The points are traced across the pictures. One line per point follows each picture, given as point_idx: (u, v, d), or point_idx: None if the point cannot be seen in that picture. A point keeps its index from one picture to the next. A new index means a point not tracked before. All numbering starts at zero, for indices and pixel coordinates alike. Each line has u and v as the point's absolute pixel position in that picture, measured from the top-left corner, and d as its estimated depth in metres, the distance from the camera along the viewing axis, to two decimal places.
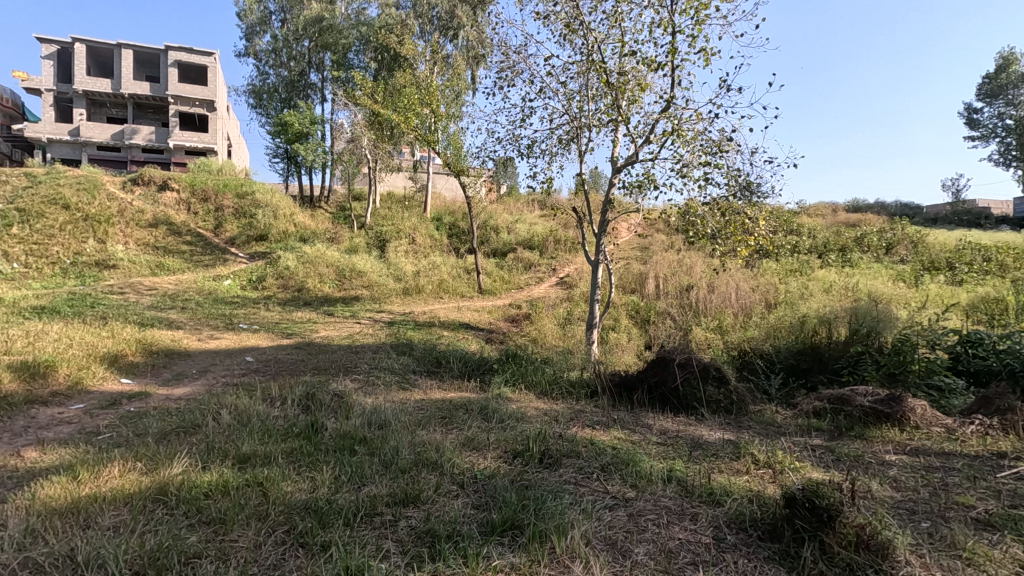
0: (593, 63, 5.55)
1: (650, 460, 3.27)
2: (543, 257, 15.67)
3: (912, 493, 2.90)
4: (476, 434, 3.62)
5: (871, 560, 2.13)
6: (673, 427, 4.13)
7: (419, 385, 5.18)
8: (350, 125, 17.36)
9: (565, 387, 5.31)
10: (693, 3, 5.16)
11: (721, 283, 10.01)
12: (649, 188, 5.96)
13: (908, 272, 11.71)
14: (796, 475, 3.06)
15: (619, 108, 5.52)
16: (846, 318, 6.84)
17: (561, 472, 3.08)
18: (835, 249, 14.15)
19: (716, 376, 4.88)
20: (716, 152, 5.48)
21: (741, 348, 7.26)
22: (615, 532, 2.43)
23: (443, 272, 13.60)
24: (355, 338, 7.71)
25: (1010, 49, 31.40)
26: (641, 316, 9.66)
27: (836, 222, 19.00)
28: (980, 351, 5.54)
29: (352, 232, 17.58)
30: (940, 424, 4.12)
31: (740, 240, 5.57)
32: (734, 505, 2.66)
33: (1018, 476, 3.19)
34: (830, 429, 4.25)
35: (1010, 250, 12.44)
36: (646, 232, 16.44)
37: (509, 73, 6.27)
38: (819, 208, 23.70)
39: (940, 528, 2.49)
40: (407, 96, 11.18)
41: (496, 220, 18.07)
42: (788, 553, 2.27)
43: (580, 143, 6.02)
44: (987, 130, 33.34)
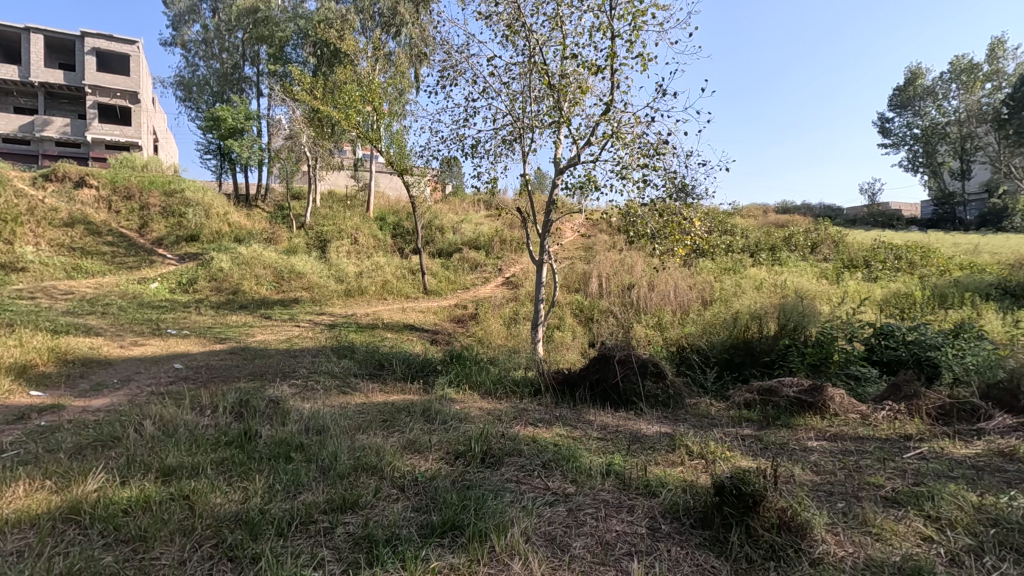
0: (535, 65, 5.60)
1: (590, 455, 3.35)
2: (488, 257, 15.67)
3: (830, 476, 3.11)
4: (418, 436, 3.58)
5: (791, 540, 2.28)
6: (613, 423, 4.25)
7: (361, 389, 5.07)
8: (288, 121, 16.82)
9: (509, 386, 5.34)
10: (631, 9, 5.29)
11: (660, 282, 10.34)
12: (591, 189, 6.07)
13: (830, 271, 12.51)
14: (726, 463, 3.21)
15: (561, 110, 5.60)
16: (774, 313, 7.23)
17: (502, 471, 3.09)
18: (765, 249, 14.92)
19: (654, 371, 5.07)
20: (654, 154, 5.65)
21: (679, 344, 7.54)
22: (555, 527, 2.47)
23: (386, 273, 13.36)
24: (294, 342, 7.44)
25: (917, 64, 34.08)
26: (585, 315, 9.86)
27: (766, 224, 20.02)
28: (891, 342, 5.99)
29: (291, 232, 16.99)
30: (855, 411, 4.45)
31: (677, 240, 5.77)
32: (669, 496, 2.76)
33: (921, 456, 3.49)
34: (758, 419, 4.48)
35: (917, 250, 13.51)
36: (589, 232, 16.79)
37: (452, 72, 6.21)
38: (751, 210, 24.91)
39: (852, 508, 2.68)
40: (348, 92, 10.90)
41: (441, 220, 17.94)
42: (717, 539, 2.38)
43: (524, 144, 6.06)
44: (897, 138, 36.11)
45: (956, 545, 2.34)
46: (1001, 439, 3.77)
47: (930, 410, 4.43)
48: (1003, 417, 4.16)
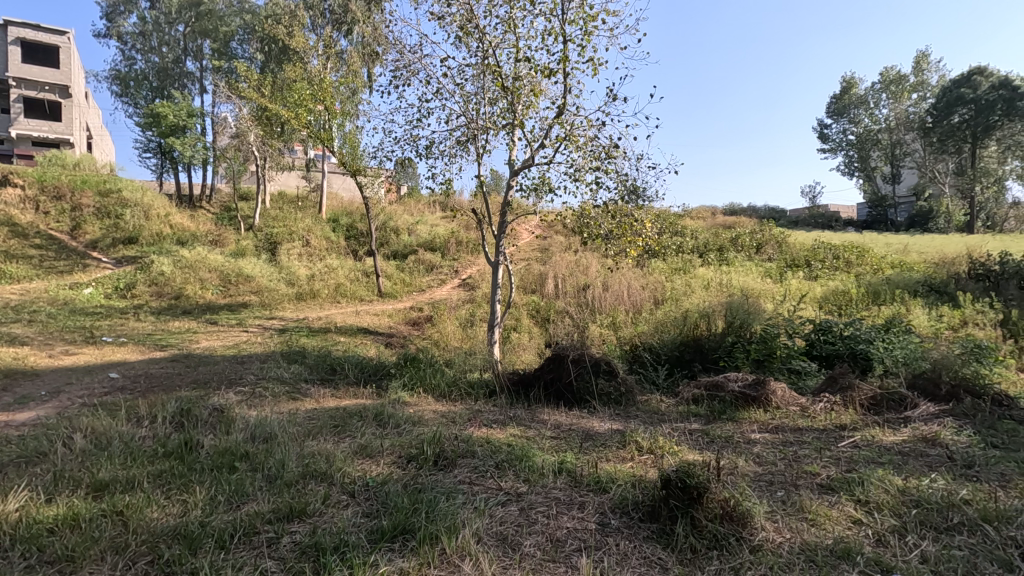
0: (488, 67, 5.60)
1: (542, 454, 3.38)
2: (444, 259, 15.56)
3: (771, 466, 3.25)
4: (370, 440, 3.52)
5: (732, 530, 2.38)
6: (567, 421, 4.30)
7: (311, 394, 4.94)
8: (235, 119, 16.30)
9: (464, 388, 5.32)
10: (582, 14, 5.37)
11: (613, 282, 10.55)
12: (545, 191, 6.11)
13: (774, 270, 13.07)
14: (674, 458, 3.31)
15: (514, 113, 5.62)
16: (722, 312, 7.49)
17: (455, 473, 3.09)
18: (714, 249, 15.45)
19: (607, 369, 5.18)
20: (606, 157, 5.76)
21: (632, 343, 7.69)
22: (506, 527, 2.48)
23: (339, 276, 13.08)
24: (241, 348, 7.18)
25: (851, 73, 35.98)
26: (541, 315, 9.93)
27: (715, 225, 20.71)
28: (829, 338, 6.29)
29: (239, 234, 16.41)
30: (795, 403, 4.66)
31: (629, 241, 5.91)
32: (619, 491, 2.82)
33: (855, 444, 3.69)
34: (706, 414, 4.63)
35: (853, 250, 14.30)
36: (545, 233, 16.97)
37: (404, 72, 6.13)
38: (700, 212, 25.75)
39: (791, 496, 2.81)
40: (297, 91, 10.59)
41: (396, 221, 17.71)
42: (663, 531, 2.45)
43: (478, 145, 6.05)
44: (834, 144, 38.09)
45: (883, 526, 2.49)
46: (925, 425, 4.03)
47: (862, 401, 4.70)
48: (927, 405, 4.45)
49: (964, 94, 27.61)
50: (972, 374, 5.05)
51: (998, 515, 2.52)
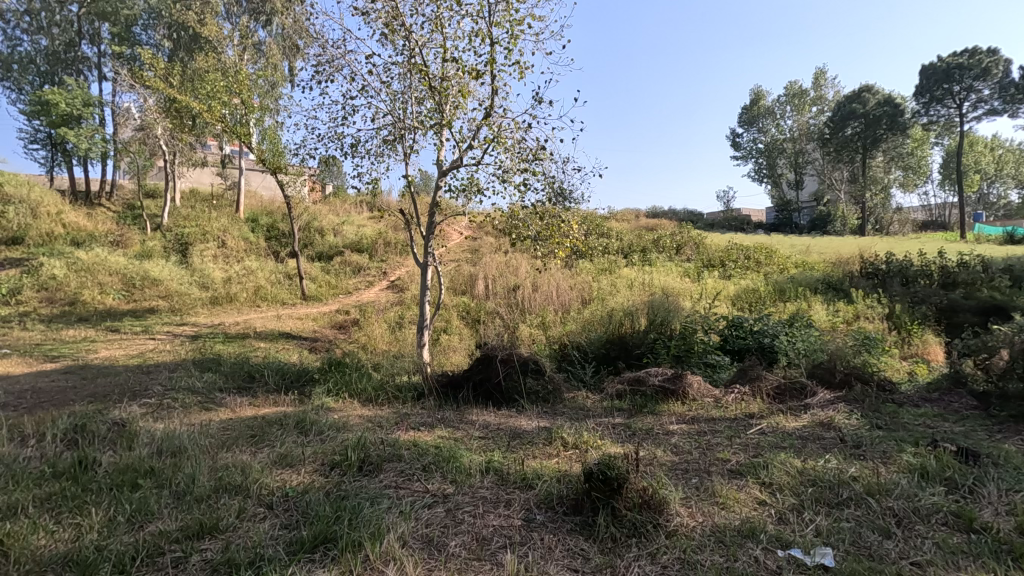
0: (415, 66, 5.53)
1: (470, 455, 3.38)
2: (372, 260, 15.17)
3: (687, 455, 3.44)
4: (291, 449, 3.37)
5: (650, 517, 2.49)
6: (495, 421, 4.33)
7: (227, 404, 4.66)
8: (140, 111, 15.09)
9: (392, 391, 5.21)
10: (509, 17, 5.42)
11: (543, 282, 10.73)
12: (474, 192, 6.11)
13: (692, 270, 13.77)
14: (597, 451, 3.43)
15: (442, 113, 5.59)
16: (644, 311, 7.81)
17: (381, 478, 3.03)
18: (638, 250, 16.06)
19: (534, 368, 5.27)
20: (533, 159, 5.84)
21: (561, 342, 7.84)
22: (432, 529, 2.47)
23: (259, 278, 12.45)
24: (147, 357, 6.66)
25: (759, 86, 38.64)
26: (471, 316, 9.93)
27: (638, 226, 21.57)
28: (741, 333, 6.72)
29: (145, 234, 15.21)
30: (710, 395, 4.96)
31: (557, 242, 6.04)
32: (544, 487, 2.88)
33: (762, 431, 3.98)
34: (629, 408, 4.82)
35: (762, 251, 15.36)
36: (475, 234, 16.95)
37: (327, 68, 5.94)
38: (625, 214, 26.67)
39: (704, 482, 2.98)
40: (210, 83, 9.95)
41: (320, 221, 17.08)
42: (586, 523, 2.53)
43: (406, 145, 5.95)
44: (746, 151, 40.77)
45: (784, 505, 2.70)
46: (821, 411, 4.41)
47: (768, 390, 5.07)
48: (824, 393, 4.86)
49: (855, 109, 30.39)
50: (861, 363, 5.59)
51: (879, 488, 2.81)
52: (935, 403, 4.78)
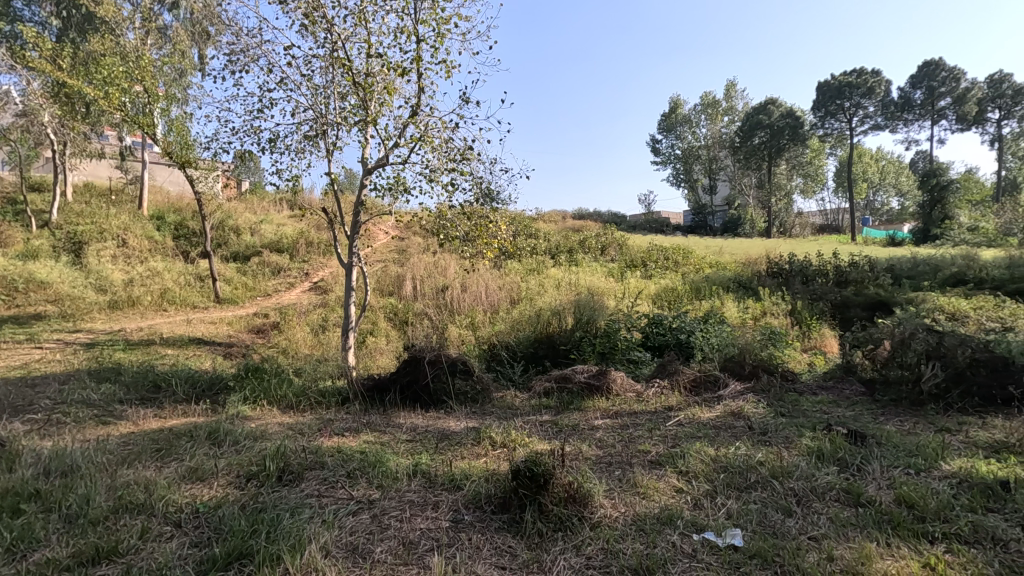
0: (338, 60, 5.35)
1: (397, 458, 3.32)
2: (293, 261, 14.51)
3: (611, 448, 3.56)
4: (202, 461, 3.16)
5: (575, 511, 2.56)
6: (423, 423, 4.28)
7: (128, 416, 4.29)
8: (22, 95, 13.58)
9: (314, 396, 5.01)
10: (435, 16, 5.37)
11: (472, 283, 10.71)
12: (400, 191, 5.99)
13: (616, 270, 14.26)
14: (525, 449, 3.48)
15: (366, 109, 5.44)
16: (571, 310, 8.00)
17: (302, 487, 2.91)
18: (565, 250, 16.41)
19: (463, 369, 5.26)
20: (461, 159, 5.82)
21: (490, 342, 7.86)
22: (357, 537, 2.40)
23: (166, 280, 11.56)
24: (32, 368, 5.99)
25: (676, 96, 40.69)
26: (399, 318, 9.74)
27: (565, 228, 22.05)
28: (661, 330, 7.05)
29: (29, 232, 13.69)
30: (632, 389, 5.17)
31: (485, 243, 6.07)
32: (472, 487, 2.88)
33: (679, 422, 4.20)
34: (556, 405, 4.93)
35: (680, 252, 16.16)
36: (402, 233, 16.63)
37: (242, 58, 5.61)
38: (552, 215, 27.14)
39: (627, 474, 3.09)
40: (106, 67, 9.11)
41: (235, 220, 16.12)
42: (513, 520, 2.56)
43: (328, 141, 5.74)
44: (665, 157, 42.78)
45: (699, 491, 2.86)
46: (732, 401, 4.72)
47: (685, 383, 5.36)
48: (735, 384, 5.21)
49: (762, 120, 32.67)
50: (767, 356, 6.03)
51: (782, 471, 3.04)
52: (830, 390, 5.24)
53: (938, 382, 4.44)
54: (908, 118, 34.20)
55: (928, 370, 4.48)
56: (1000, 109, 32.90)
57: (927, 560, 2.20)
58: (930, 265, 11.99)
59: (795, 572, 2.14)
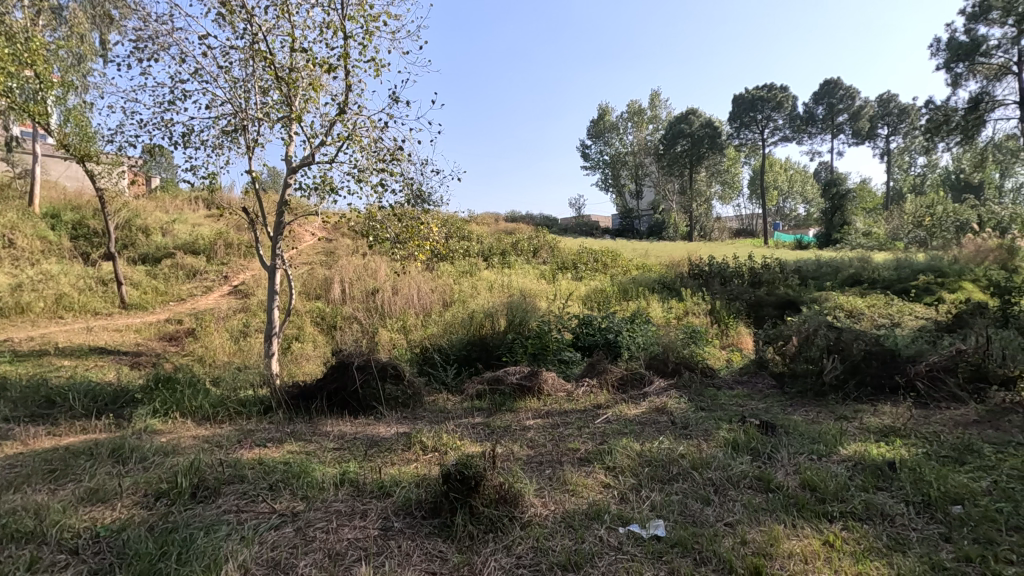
0: (259, 52, 5.10)
1: (323, 467, 3.20)
2: (211, 263, 13.65)
3: (541, 448, 3.62)
4: (103, 481, 2.90)
5: (505, 511, 2.58)
6: (351, 430, 4.16)
7: (14, 436, 3.86)
8: None
9: (233, 407, 4.74)
10: (363, 13, 5.25)
11: (403, 285, 10.52)
12: (327, 190, 5.80)
13: (547, 272, 14.50)
14: (456, 452, 3.47)
15: (290, 105, 5.21)
16: (503, 312, 8.05)
17: (219, 503, 2.75)
18: (498, 252, 16.48)
19: (393, 374, 5.16)
20: (391, 160, 5.71)
21: (422, 345, 7.76)
22: (279, 552, 2.30)
23: (62, 285, 10.53)
24: None
25: (604, 104, 41.97)
26: (327, 322, 9.41)
27: (497, 230, 22.11)
28: (590, 330, 7.23)
29: None
30: (562, 389, 5.28)
31: (417, 245, 5.99)
32: (402, 493, 2.83)
33: (608, 419, 4.33)
34: (488, 406, 4.95)
35: (608, 254, 16.67)
36: (330, 235, 16.07)
37: (150, 45, 5.22)
38: (484, 218, 27.18)
39: (557, 472, 3.15)
40: None
41: (144, 219, 14.95)
42: (444, 524, 2.54)
43: (249, 137, 5.45)
44: (594, 163, 44.01)
45: (626, 486, 2.96)
46: (657, 398, 4.93)
47: (613, 381, 5.54)
48: (659, 381, 5.44)
49: (683, 130, 34.30)
50: (689, 354, 6.34)
51: (701, 462, 3.21)
52: (744, 384, 5.58)
53: (837, 373, 4.86)
54: (812, 131, 37.11)
55: (829, 363, 4.90)
56: (888, 125, 36.43)
57: (827, 537, 2.40)
58: (831, 267, 13.07)
59: (712, 556, 2.27)
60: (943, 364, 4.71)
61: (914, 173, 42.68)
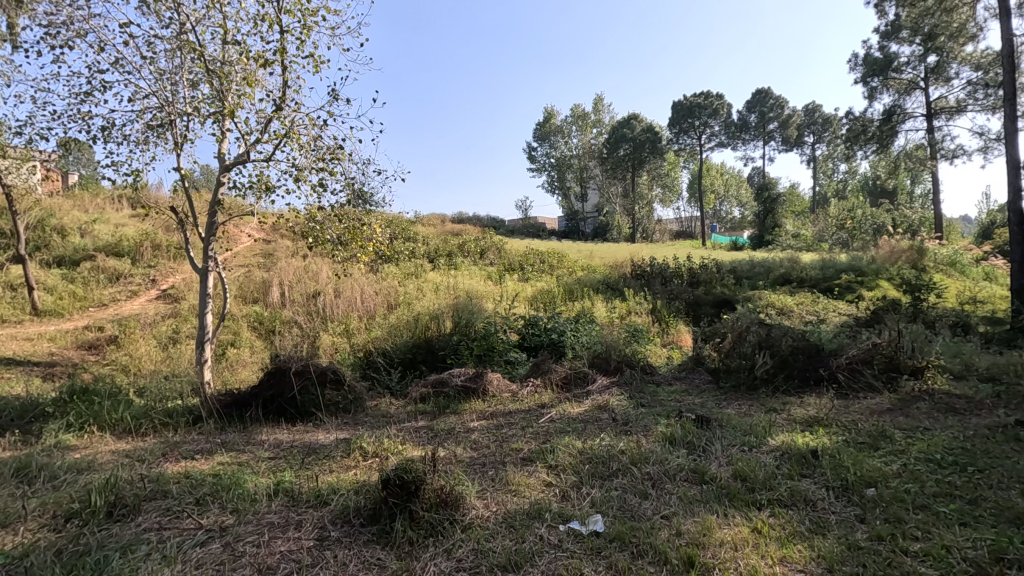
0: (187, 43, 4.82)
1: (256, 478, 3.06)
2: (137, 266, 12.80)
3: (485, 449, 3.61)
4: (5, 503, 2.64)
5: (446, 515, 2.55)
6: (288, 438, 4.00)
7: None
8: None
9: (159, 418, 4.46)
10: (300, 6, 5.07)
11: (345, 288, 10.22)
12: (263, 190, 5.56)
13: (495, 274, 14.48)
14: (397, 457, 3.41)
15: (222, 101, 4.96)
16: (449, 314, 7.97)
17: (139, 521, 2.57)
18: (445, 253, 16.30)
19: (333, 378, 5.01)
20: (331, 158, 5.54)
21: (365, 348, 7.57)
22: (205, 570, 2.18)
23: None
24: None
25: (551, 108, 42.56)
26: (265, 327, 9.04)
27: (444, 231, 21.92)
28: (536, 330, 7.27)
29: None
30: (506, 390, 5.29)
31: (360, 246, 5.83)
32: (340, 501, 2.75)
33: (552, 418, 4.37)
34: (432, 409, 4.89)
35: (554, 256, 16.85)
36: (268, 236, 15.42)
37: (64, 31, 4.83)
38: (431, 219, 26.85)
39: (499, 473, 3.15)
40: None
41: (59, 219, 13.83)
42: (383, 531, 2.48)
43: (177, 133, 5.15)
44: (540, 164, 44.49)
45: (567, 484, 3.00)
46: (599, 396, 5.03)
47: (557, 381, 5.60)
48: (602, 380, 5.56)
49: (626, 134, 35.13)
50: (631, 352, 6.50)
51: (639, 457, 3.29)
52: (683, 381, 5.78)
53: (768, 368, 5.11)
54: (745, 137, 38.91)
55: (760, 358, 5.15)
56: (813, 134, 38.82)
57: (756, 524, 2.51)
58: (764, 266, 13.73)
59: (649, 549, 2.33)
60: (861, 357, 5.04)
61: (837, 179, 45.64)
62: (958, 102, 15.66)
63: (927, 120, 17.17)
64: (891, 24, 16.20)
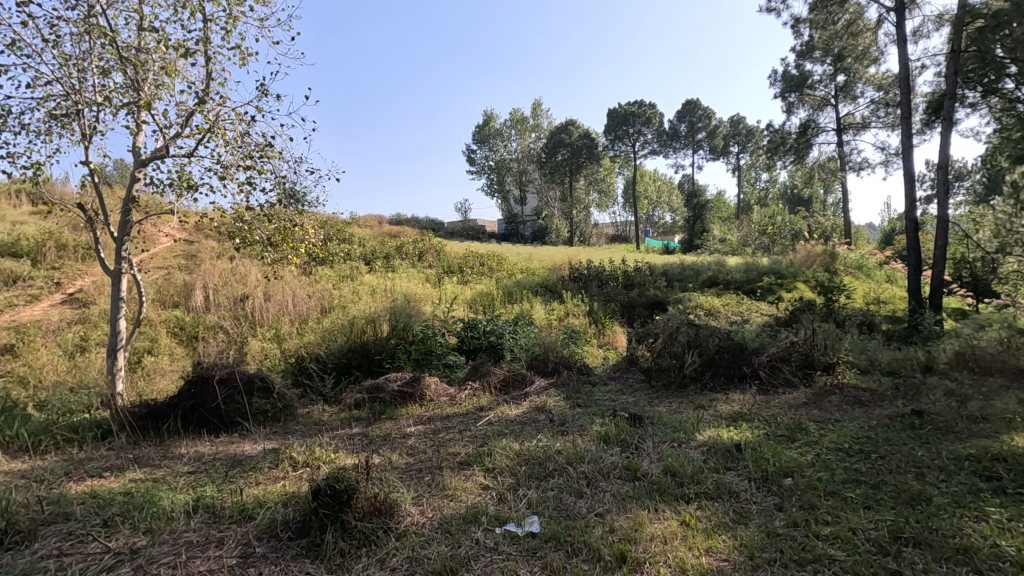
0: (97, 28, 4.46)
1: (174, 495, 2.87)
2: (38, 267, 11.68)
3: (421, 454, 3.55)
4: None
5: (379, 524, 2.49)
6: (210, 451, 3.77)
7: None
8: None
9: (62, 434, 4.08)
10: None
11: (275, 291, 9.78)
12: (184, 187, 5.23)
13: (433, 276, 14.31)
14: (329, 466, 3.30)
15: (137, 91, 4.62)
16: (386, 317, 7.77)
17: (35, 549, 2.34)
18: (381, 256, 15.91)
19: (261, 387, 4.78)
20: (260, 156, 5.29)
21: (297, 354, 7.26)
22: None
23: None
24: None
25: (490, 112, 42.65)
26: (186, 332, 8.49)
27: (381, 232, 21.41)
28: (475, 333, 7.24)
29: None
30: (443, 394, 5.22)
31: (291, 247, 5.60)
32: (266, 515, 2.62)
33: (489, 421, 4.36)
34: (367, 416, 4.76)
35: (493, 258, 16.88)
36: (190, 236, 14.52)
37: None
38: (367, 220, 26.22)
39: (436, 478, 3.11)
40: None
41: None
42: (313, 543, 2.38)
43: (86, 124, 4.76)
44: (479, 168, 44.52)
45: (504, 486, 3.00)
46: (537, 397, 5.08)
47: (496, 383, 5.60)
48: (539, 381, 5.62)
49: (564, 139, 35.74)
50: (568, 353, 6.61)
51: (575, 457, 3.35)
52: (617, 380, 5.93)
53: (696, 366, 5.34)
54: (676, 146, 40.55)
55: (690, 358, 5.37)
56: (738, 144, 41.05)
57: (684, 518, 2.61)
58: (694, 269, 14.34)
59: (583, 547, 2.38)
60: (780, 354, 5.37)
61: (759, 187, 48.39)
62: (863, 119, 17.01)
63: (837, 134, 18.53)
64: (806, 45, 17.38)
